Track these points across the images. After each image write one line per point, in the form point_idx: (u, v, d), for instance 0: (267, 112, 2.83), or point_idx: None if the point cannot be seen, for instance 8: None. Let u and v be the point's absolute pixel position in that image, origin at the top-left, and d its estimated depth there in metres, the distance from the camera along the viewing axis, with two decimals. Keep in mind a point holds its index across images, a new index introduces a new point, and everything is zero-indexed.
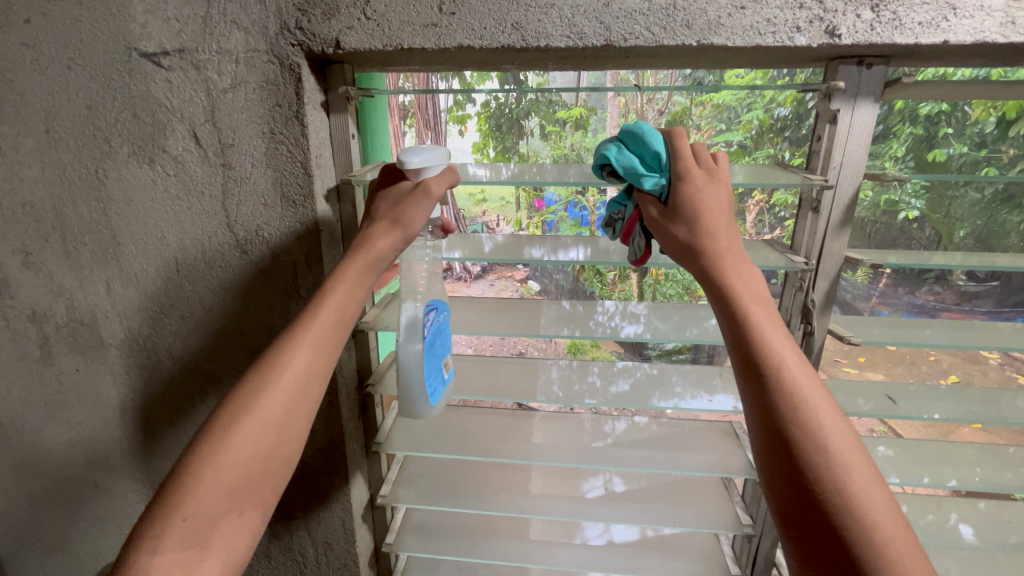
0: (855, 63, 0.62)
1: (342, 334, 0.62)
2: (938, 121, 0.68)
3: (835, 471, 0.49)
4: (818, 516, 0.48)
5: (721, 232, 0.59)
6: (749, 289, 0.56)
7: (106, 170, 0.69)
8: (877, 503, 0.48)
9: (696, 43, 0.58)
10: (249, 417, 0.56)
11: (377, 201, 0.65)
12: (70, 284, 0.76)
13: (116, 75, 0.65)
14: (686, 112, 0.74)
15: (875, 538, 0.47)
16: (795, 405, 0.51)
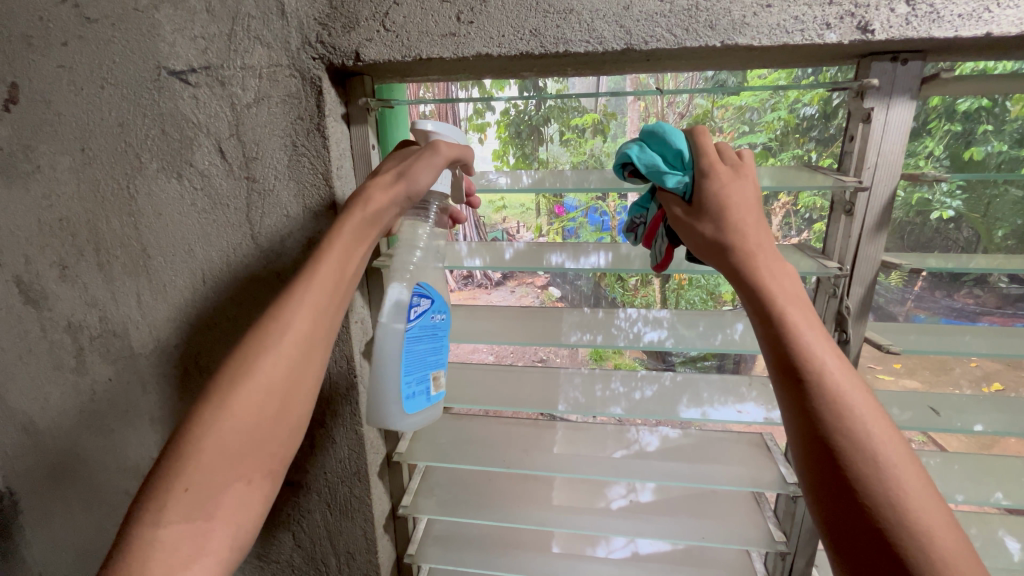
0: (889, 59, 0.59)
1: (334, 302, 0.62)
2: (978, 117, 0.65)
3: (885, 479, 0.46)
4: (869, 528, 0.46)
5: (752, 229, 0.57)
6: (784, 289, 0.54)
7: (137, 186, 0.72)
8: (931, 513, 0.45)
9: (720, 44, 0.56)
10: (251, 380, 0.56)
11: (386, 164, 0.65)
12: (103, 295, 0.78)
13: (146, 92, 0.67)
14: (707, 114, 0.75)
15: (929, 549, 0.44)
16: (839, 410, 0.48)
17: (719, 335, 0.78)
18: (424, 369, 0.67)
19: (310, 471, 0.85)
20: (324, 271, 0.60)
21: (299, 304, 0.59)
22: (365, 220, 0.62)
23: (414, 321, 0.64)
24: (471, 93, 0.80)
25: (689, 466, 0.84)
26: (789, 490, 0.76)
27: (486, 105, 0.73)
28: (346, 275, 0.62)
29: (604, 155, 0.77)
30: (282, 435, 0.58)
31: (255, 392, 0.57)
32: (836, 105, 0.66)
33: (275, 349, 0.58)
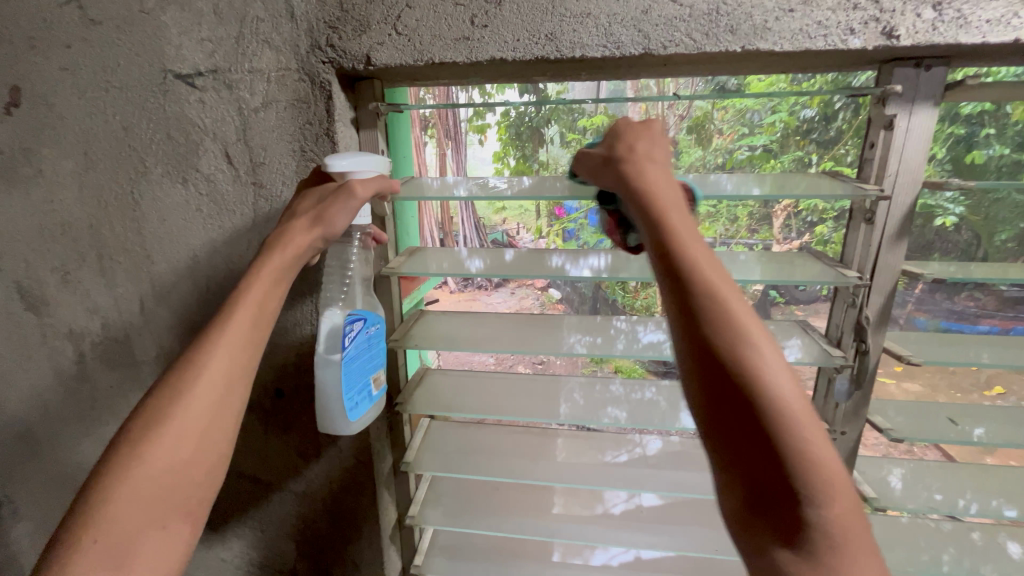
0: (912, 66, 0.58)
1: (262, 328, 0.56)
2: (980, 121, 0.63)
3: (796, 442, 0.37)
4: (778, 500, 0.37)
5: (656, 173, 0.51)
6: (688, 224, 0.46)
7: (141, 191, 0.70)
8: (839, 485, 0.37)
9: (741, 49, 0.55)
10: (165, 423, 0.49)
11: (301, 197, 0.62)
12: (106, 301, 0.77)
13: (152, 96, 0.66)
14: (707, 116, 0.69)
15: (830, 523, 0.37)
16: (753, 356, 0.39)
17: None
18: (364, 379, 0.68)
19: (315, 481, 0.83)
20: (245, 305, 0.55)
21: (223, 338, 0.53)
22: (290, 254, 0.58)
23: (350, 346, 0.63)
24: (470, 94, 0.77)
25: (701, 476, 0.83)
26: None
27: (486, 108, 0.73)
28: (272, 299, 0.57)
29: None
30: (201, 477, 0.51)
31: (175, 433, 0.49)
32: (837, 107, 0.65)
33: (199, 383, 0.51)
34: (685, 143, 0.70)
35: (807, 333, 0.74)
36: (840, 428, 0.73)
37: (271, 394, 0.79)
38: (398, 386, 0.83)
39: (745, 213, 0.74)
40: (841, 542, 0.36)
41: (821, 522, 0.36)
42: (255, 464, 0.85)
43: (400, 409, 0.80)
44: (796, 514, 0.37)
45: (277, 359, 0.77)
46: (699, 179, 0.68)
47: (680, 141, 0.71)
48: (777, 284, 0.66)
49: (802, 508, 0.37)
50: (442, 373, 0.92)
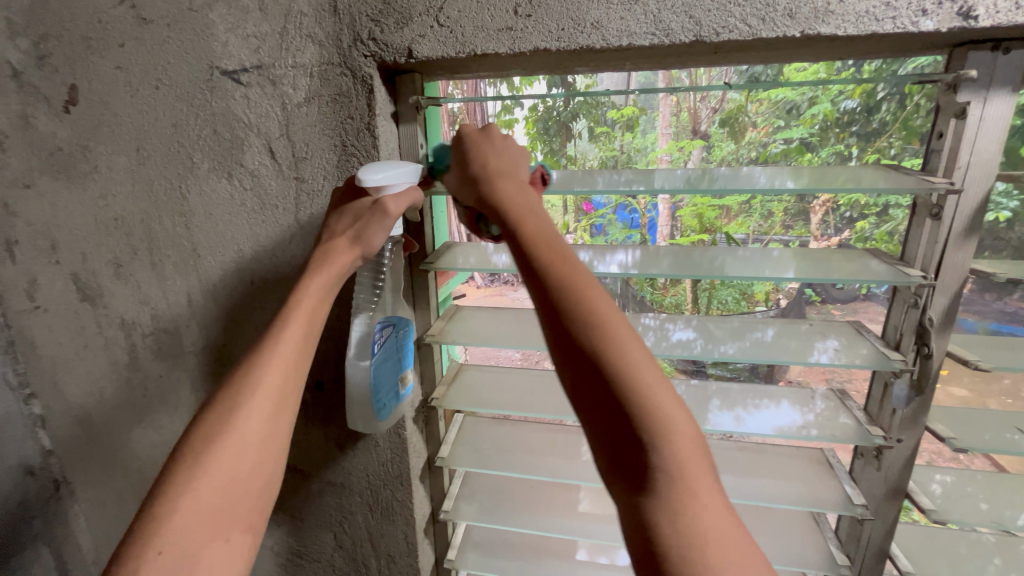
0: (988, 49, 0.54)
1: (310, 343, 0.59)
2: None
3: (641, 400, 0.42)
4: (631, 453, 0.42)
5: (508, 180, 0.56)
6: (545, 221, 0.53)
7: (189, 186, 0.72)
8: (683, 438, 0.42)
9: (799, 34, 0.52)
10: (225, 438, 0.52)
11: (336, 215, 0.62)
12: (156, 294, 0.79)
13: (199, 93, 0.67)
14: (740, 109, 0.67)
15: (685, 471, 0.41)
16: (596, 329, 0.45)
17: (754, 338, 0.73)
18: (393, 379, 0.70)
19: (353, 473, 0.84)
20: (293, 323, 0.58)
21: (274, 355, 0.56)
22: (333, 273, 0.60)
23: (379, 351, 0.67)
24: (499, 90, 0.76)
25: (741, 480, 0.80)
26: (856, 511, 0.71)
27: (515, 101, 0.70)
28: (319, 316, 0.60)
29: (635, 151, 0.73)
30: (259, 484, 0.53)
31: (236, 444, 0.52)
32: (880, 98, 0.62)
33: (257, 395, 0.54)
34: (717, 137, 0.70)
35: (862, 334, 0.71)
36: (896, 435, 0.69)
37: (310, 386, 0.81)
38: (434, 381, 0.83)
39: (780, 209, 0.73)
40: (681, 487, 0.41)
41: (662, 470, 0.41)
42: (294, 455, 0.87)
43: (435, 405, 0.80)
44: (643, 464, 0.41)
45: (316, 352, 0.78)
46: (732, 173, 0.65)
47: (712, 135, 0.70)
48: (812, 282, 0.63)
49: (646, 457, 0.41)
50: (478, 369, 0.92)
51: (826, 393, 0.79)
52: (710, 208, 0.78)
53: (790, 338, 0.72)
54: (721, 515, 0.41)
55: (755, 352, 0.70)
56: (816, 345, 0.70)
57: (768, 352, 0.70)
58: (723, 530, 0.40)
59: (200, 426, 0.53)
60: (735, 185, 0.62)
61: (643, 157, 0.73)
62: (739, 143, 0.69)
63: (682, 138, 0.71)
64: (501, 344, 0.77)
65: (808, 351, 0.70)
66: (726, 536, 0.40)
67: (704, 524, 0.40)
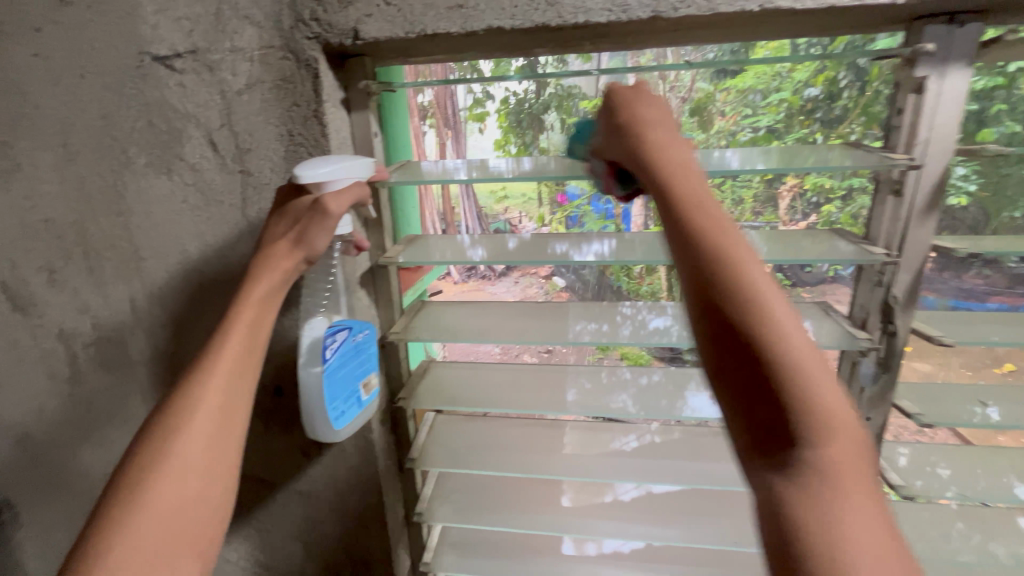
0: (945, 22, 0.54)
1: (257, 353, 0.56)
2: (991, 96, 0.58)
3: (806, 392, 0.35)
4: (778, 430, 0.35)
5: (662, 136, 0.49)
6: (693, 181, 0.44)
7: (125, 183, 0.67)
8: (844, 428, 0.35)
9: (758, 8, 0.50)
10: (166, 459, 0.48)
11: (274, 217, 0.59)
12: (96, 301, 0.73)
13: (130, 81, 0.62)
14: (709, 98, 0.65)
15: (848, 466, 0.34)
16: (768, 311, 0.37)
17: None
18: (353, 385, 0.67)
19: (320, 479, 0.81)
20: (234, 335, 0.54)
21: (214, 367, 0.52)
22: (275, 277, 0.56)
23: (333, 356, 0.62)
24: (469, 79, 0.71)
25: (716, 466, 0.80)
26: None
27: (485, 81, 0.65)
28: (266, 325, 0.57)
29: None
30: (207, 510, 0.48)
31: (178, 467, 0.48)
32: (842, 85, 0.61)
33: (199, 412, 0.50)
34: (687, 126, 0.66)
35: (829, 314, 0.71)
36: (865, 412, 0.70)
37: (269, 392, 0.77)
38: (401, 380, 0.80)
39: (750, 194, 0.69)
40: (843, 483, 0.33)
41: (819, 464, 0.34)
42: (257, 464, 0.82)
43: (401, 405, 0.77)
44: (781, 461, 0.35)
45: (273, 356, 0.74)
46: (703, 155, 0.64)
47: (683, 125, 0.67)
48: (785, 263, 0.63)
49: (803, 448, 0.34)
50: (450, 366, 0.89)
51: None
52: None
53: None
54: (869, 510, 0.33)
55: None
56: None
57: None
58: (874, 528, 0.32)
59: (137, 451, 0.48)
60: (706, 171, 0.61)
61: None
62: (709, 132, 0.67)
63: None
64: (464, 340, 0.75)
65: None
66: (872, 537, 0.32)
67: (837, 516, 0.33)
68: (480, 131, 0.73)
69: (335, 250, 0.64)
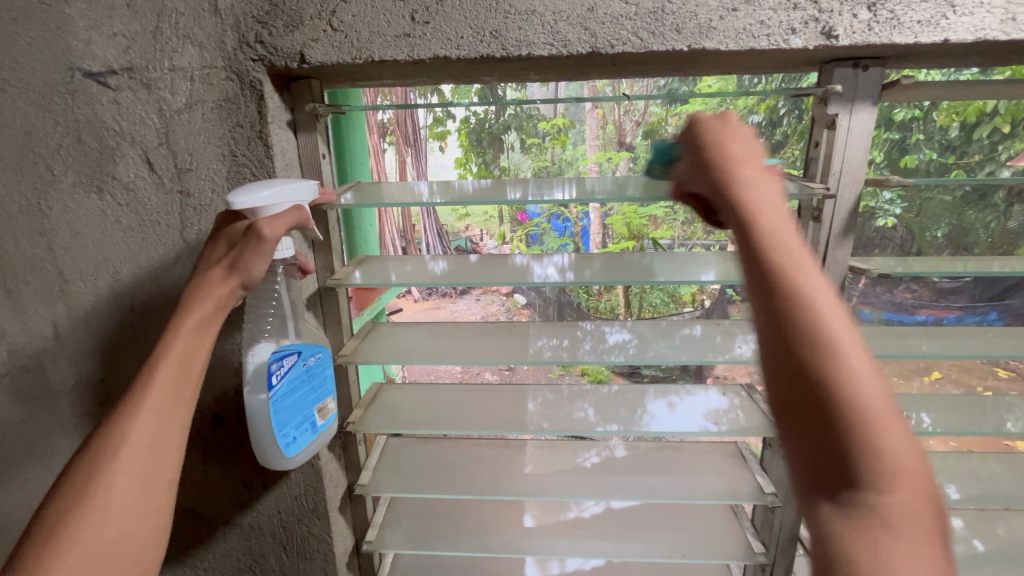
0: (850, 66, 0.59)
1: (192, 387, 0.53)
2: (910, 127, 0.66)
3: (871, 439, 0.34)
4: (844, 483, 0.34)
5: (756, 174, 0.46)
6: (782, 223, 0.42)
7: (49, 202, 0.63)
8: (911, 474, 0.34)
9: (687, 48, 0.54)
10: (85, 511, 0.45)
11: (212, 243, 0.57)
12: (13, 326, 0.69)
13: (57, 96, 0.59)
14: (662, 121, 0.70)
15: (913, 517, 0.33)
16: (848, 364, 0.36)
17: (684, 335, 0.77)
18: (304, 412, 0.64)
19: (263, 511, 0.77)
20: (166, 368, 0.51)
21: (139, 410, 0.49)
22: (208, 309, 0.54)
23: (279, 383, 0.59)
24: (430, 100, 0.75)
25: (666, 480, 0.82)
26: (767, 500, 0.74)
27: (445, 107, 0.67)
28: (201, 357, 0.54)
29: (565, 162, 0.75)
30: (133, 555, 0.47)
31: (101, 513, 0.45)
32: (782, 113, 0.66)
33: (125, 454, 0.47)
34: (640, 148, 0.72)
35: None
36: None
37: (208, 420, 0.73)
38: (350, 405, 0.78)
39: (701, 216, 0.77)
40: (904, 527, 0.33)
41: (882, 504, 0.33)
42: (194, 497, 0.78)
43: (350, 430, 0.75)
44: (851, 505, 0.34)
45: (213, 382, 0.71)
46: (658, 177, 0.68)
47: (637, 148, 0.73)
48: (731, 284, 0.67)
49: (862, 488, 0.34)
50: (403, 389, 0.88)
51: (745, 389, 0.83)
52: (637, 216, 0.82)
53: (715, 336, 0.76)
54: (927, 544, 0.32)
55: (674, 343, 0.75)
56: (739, 339, 0.75)
57: (698, 349, 0.74)
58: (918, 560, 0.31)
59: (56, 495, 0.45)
60: (662, 184, 0.66)
61: (574, 166, 0.76)
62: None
63: (608, 150, 0.75)
64: (418, 361, 0.74)
65: (732, 345, 0.74)
66: (916, 554, 0.32)
67: (887, 557, 0.32)
68: (441, 150, 0.76)
69: (278, 275, 0.63)
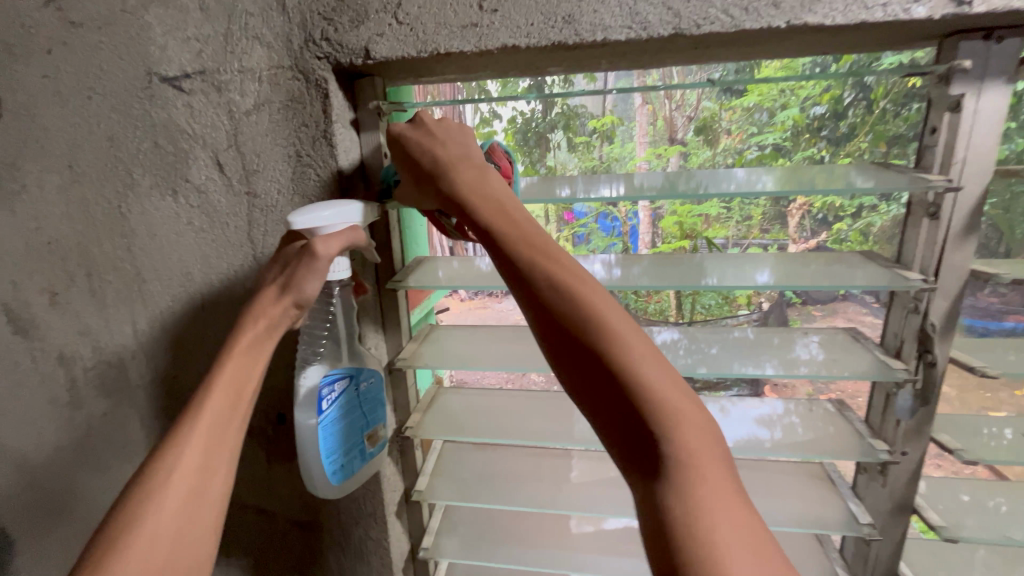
0: (980, 38, 0.51)
1: (243, 411, 0.54)
2: (1012, 114, 0.55)
3: (666, 411, 0.39)
4: (644, 454, 0.39)
5: (478, 172, 0.51)
6: (529, 223, 0.48)
7: (129, 205, 0.65)
8: (700, 432, 0.40)
9: (784, 24, 0.49)
10: (139, 530, 0.45)
11: (268, 265, 0.58)
12: (96, 323, 0.72)
13: (137, 102, 0.61)
14: (715, 117, 0.65)
15: (708, 463, 0.39)
16: (610, 338, 0.41)
17: (737, 338, 0.70)
18: (355, 437, 0.63)
19: (323, 511, 0.77)
20: (218, 390, 0.52)
21: (195, 427, 0.50)
22: (261, 326, 0.55)
23: (329, 407, 0.59)
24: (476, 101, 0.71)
25: None
26: (863, 531, 0.66)
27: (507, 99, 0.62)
28: (252, 380, 0.55)
29: (613, 161, 0.69)
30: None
31: (153, 535, 0.45)
32: (847, 104, 0.60)
33: (177, 475, 0.48)
34: (694, 144, 0.66)
35: (860, 342, 0.68)
36: (901, 448, 0.65)
37: (271, 418, 0.74)
38: (408, 408, 0.77)
39: (759, 212, 0.70)
40: (686, 486, 0.38)
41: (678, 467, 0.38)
42: (257, 494, 0.79)
43: (409, 435, 0.73)
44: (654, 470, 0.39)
45: (276, 381, 0.71)
46: (710, 172, 0.63)
47: (689, 143, 0.67)
48: (790, 289, 0.60)
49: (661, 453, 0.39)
50: (460, 393, 0.86)
51: (826, 404, 0.76)
52: (690, 214, 0.73)
53: (772, 338, 0.70)
54: (737, 504, 0.38)
55: (735, 349, 0.68)
56: (799, 342, 0.69)
57: (754, 351, 0.68)
58: (749, 530, 0.37)
59: (116, 512, 0.46)
60: (714, 183, 0.60)
61: (621, 166, 0.69)
62: (716, 149, 0.66)
63: (660, 146, 0.68)
64: (473, 367, 0.71)
65: (790, 347, 0.68)
66: (746, 541, 0.36)
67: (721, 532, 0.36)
68: None
69: (334, 298, 0.61)
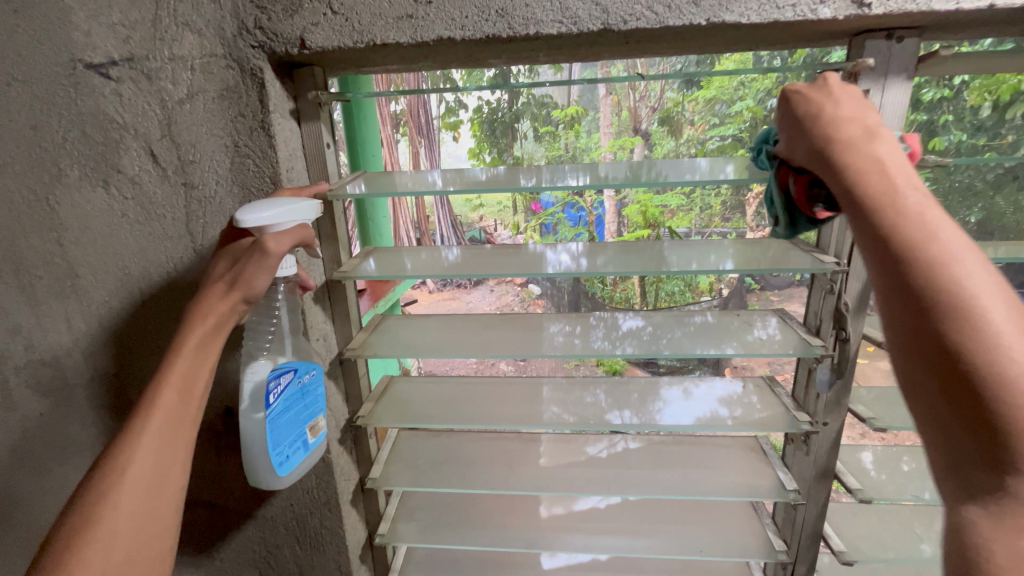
0: (883, 37, 0.55)
1: (195, 411, 0.53)
2: (916, 107, 0.60)
3: (1007, 388, 0.36)
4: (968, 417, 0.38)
5: (853, 130, 0.46)
6: (906, 181, 0.43)
7: (58, 197, 0.63)
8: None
9: (705, 21, 0.51)
10: (92, 536, 0.44)
11: (215, 259, 0.58)
12: (28, 321, 0.69)
13: (62, 89, 0.59)
14: (678, 107, 0.69)
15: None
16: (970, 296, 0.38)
17: (697, 323, 0.74)
18: (299, 429, 0.63)
19: (276, 503, 0.77)
20: (167, 390, 0.51)
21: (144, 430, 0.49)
22: (208, 324, 0.54)
23: (276, 402, 0.59)
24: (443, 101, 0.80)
25: (682, 475, 0.79)
26: (789, 497, 0.71)
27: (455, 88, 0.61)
28: (202, 377, 0.54)
29: (579, 150, 0.72)
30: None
31: (107, 540, 0.45)
32: None
33: (127, 479, 0.47)
34: (658, 135, 0.72)
35: (788, 323, 0.72)
36: (823, 419, 0.70)
37: (219, 413, 0.73)
38: (360, 398, 0.78)
39: (717, 203, 0.74)
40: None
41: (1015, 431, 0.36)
42: (209, 490, 0.78)
43: (360, 424, 0.74)
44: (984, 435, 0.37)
45: (224, 375, 0.71)
46: (673, 162, 0.64)
47: (652, 133, 0.72)
48: (750, 275, 0.63)
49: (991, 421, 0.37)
50: (415, 382, 0.87)
51: (761, 381, 0.80)
52: (652, 204, 0.82)
53: (731, 323, 0.73)
54: None
55: (681, 332, 0.72)
56: (756, 325, 0.73)
57: (715, 336, 0.71)
58: None
59: (65, 519, 0.45)
60: (673, 172, 0.62)
61: (587, 155, 0.72)
62: (679, 140, 0.70)
63: (623, 136, 0.73)
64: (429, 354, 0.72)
65: (750, 330, 0.72)
66: None
67: None
68: (453, 138, 0.77)
69: (278, 291, 0.61)
